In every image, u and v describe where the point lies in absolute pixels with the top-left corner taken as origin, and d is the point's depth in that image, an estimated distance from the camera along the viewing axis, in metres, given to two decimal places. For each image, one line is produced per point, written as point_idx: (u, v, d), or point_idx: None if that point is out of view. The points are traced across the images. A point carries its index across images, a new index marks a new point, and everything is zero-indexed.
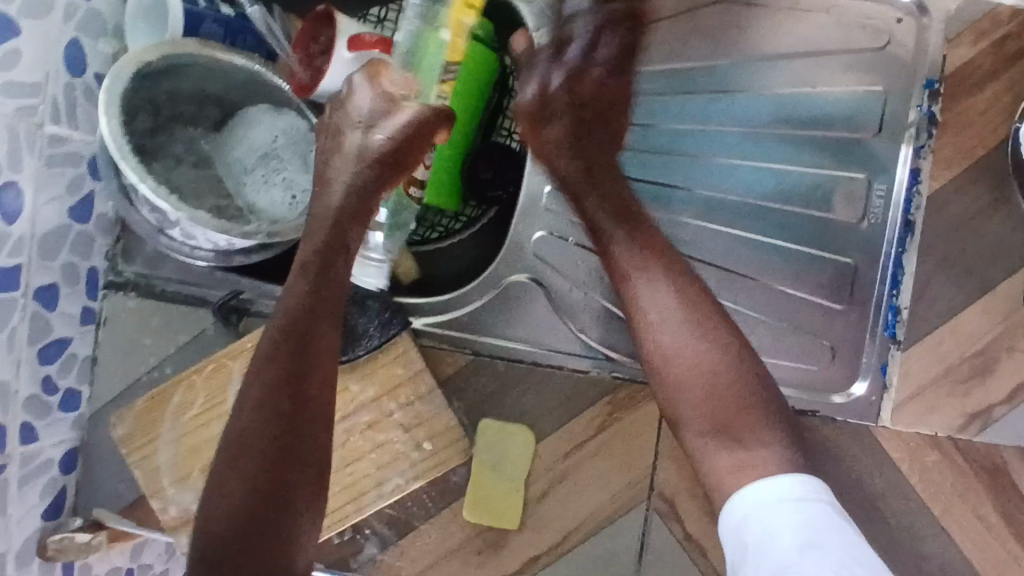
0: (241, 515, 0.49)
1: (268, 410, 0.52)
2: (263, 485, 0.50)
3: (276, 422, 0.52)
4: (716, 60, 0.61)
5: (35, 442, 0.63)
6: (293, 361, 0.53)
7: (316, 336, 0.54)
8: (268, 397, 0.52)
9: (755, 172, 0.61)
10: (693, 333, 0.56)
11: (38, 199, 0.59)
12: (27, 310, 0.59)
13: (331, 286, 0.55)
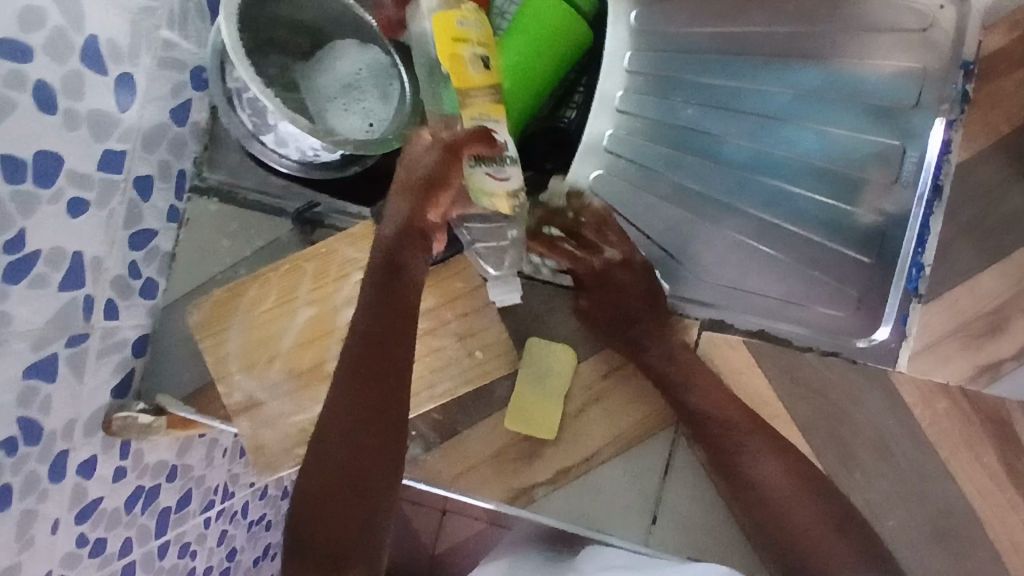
0: (313, 497, 0.55)
1: (351, 415, 0.56)
2: (337, 478, 0.55)
3: (354, 422, 0.56)
4: (773, 26, 0.67)
5: (115, 320, 0.68)
6: (366, 364, 0.56)
7: (387, 338, 0.57)
8: (345, 412, 0.56)
9: (793, 135, 0.68)
10: (807, 491, 0.58)
11: (147, 94, 0.65)
12: (124, 195, 0.65)
13: (402, 302, 0.58)
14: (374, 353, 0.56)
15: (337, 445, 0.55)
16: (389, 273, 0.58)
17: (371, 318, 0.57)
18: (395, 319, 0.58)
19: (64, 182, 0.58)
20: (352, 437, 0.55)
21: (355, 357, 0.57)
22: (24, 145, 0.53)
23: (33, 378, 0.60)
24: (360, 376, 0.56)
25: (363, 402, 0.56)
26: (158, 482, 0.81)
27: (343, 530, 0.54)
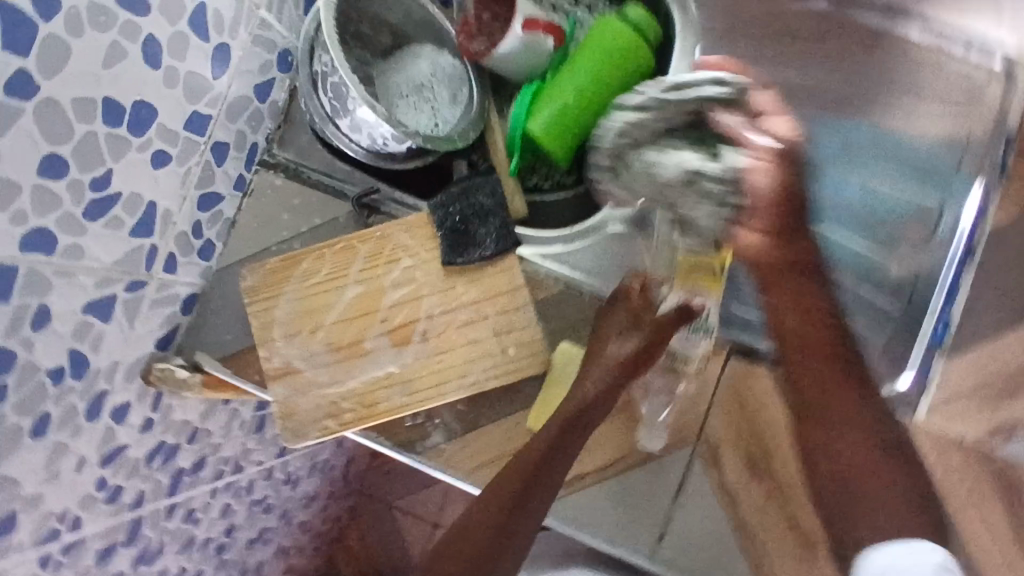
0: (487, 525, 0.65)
1: (499, 530, 0.65)
2: (502, 514, 0.64)
3: (508, 509, 0.64)
4: (829, 80, 0.73)
5: (173, 274, 0.71)
6: (547, 468, 0.64)
7: (548, 488, 0.65)
8: (533, 467, 0.64)
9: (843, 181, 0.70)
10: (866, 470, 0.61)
11: (239, 66, 0.69)
12: (202, 157, 0.69)
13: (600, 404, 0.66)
14: (538, 491, 0.64)
15: (464, 543, 0.66)
16: (568, 438, 0.65)
17: (540, 467, 0.64)
18: (557, 468, 0.65)
19: (153, 134, 0.62)
20: (489, 544, 0.65)
21: (517, 493, 0.64)
22: (125, 93, 0.58)
23: (91, 313, 0.63)
24: (514, 505, 0.64)
25: (510, 524, 0.64)
26: (179, 442, 0.83)
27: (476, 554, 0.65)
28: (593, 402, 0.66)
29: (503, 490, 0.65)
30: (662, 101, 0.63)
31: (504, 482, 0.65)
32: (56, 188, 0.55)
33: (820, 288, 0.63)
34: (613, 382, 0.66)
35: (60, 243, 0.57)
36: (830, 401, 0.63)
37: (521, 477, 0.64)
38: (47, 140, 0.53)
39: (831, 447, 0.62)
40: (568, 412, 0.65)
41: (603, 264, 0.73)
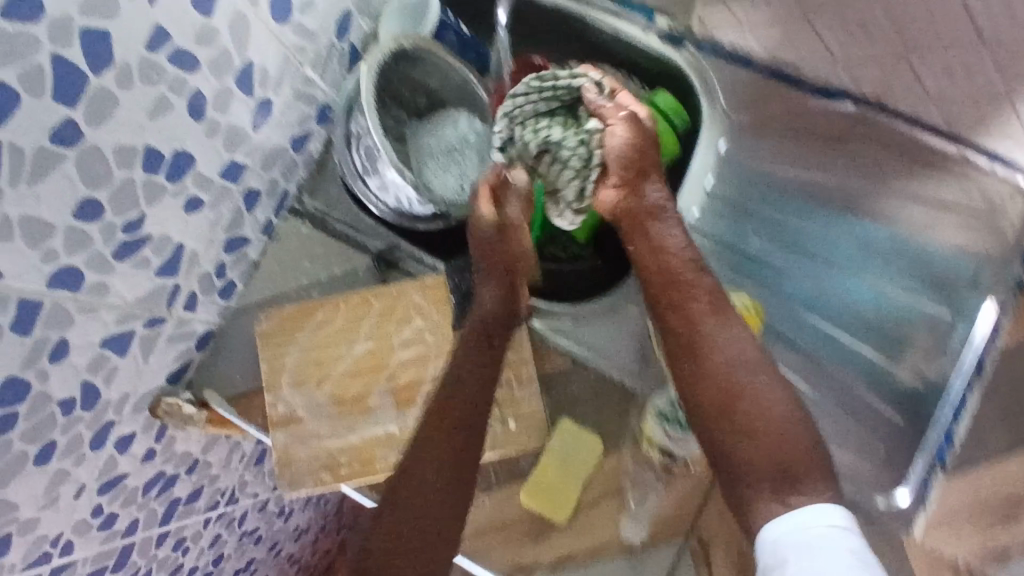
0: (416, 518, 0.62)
1: (413, 526, 0.62)
2: (425, 503, 0.63)
3: (440, 492, 0.63)
4: (850, 181, 0.73)
5: (191, 313, 0.73)
6: (463, 442, 0.64)
7: (451, 477, 0.63)
8: (451, 444, 0.64)
9: (852, 285, 0.72)
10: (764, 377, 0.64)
11: (279, 119, 0.72)
12: (233, 202, 0.71)
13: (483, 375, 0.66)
14: (441, 483, 0.63)
15: (382, 548, 0.61)
16: (432, 422, 0.64)
17: (423, 457, 0.63)
18: (456, 454, 0.64)
19: (189, 180, 0.64)
20: (424, 540, 0.62)
21: (427, 488, 0.63)
22: (167, 141, 0.60)
23: (108, 347, 0.65)
24: (424, 499, 0.63)
25: (424, 519, 0.62)
26: (178, 472, 0.84)
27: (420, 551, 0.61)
28: (453, 383, 0.65)
29: (403, 484, 0.63)
30: (540, 86, 0.70)
31: (404, 475, 0.64)
32: (89, 229, 0.57)
33: (672, 236, 0.68)
34: (468, 360, 0.67)
35: (87, 280, 0.59)
36: (695, 345, 0.65)
37: (418, 471, 0.63)
38: (86, 185, 0.55)
39: (731, 414, 0.64)
40: (438, 400, 0.65)
41: (613, 342, 0.73)
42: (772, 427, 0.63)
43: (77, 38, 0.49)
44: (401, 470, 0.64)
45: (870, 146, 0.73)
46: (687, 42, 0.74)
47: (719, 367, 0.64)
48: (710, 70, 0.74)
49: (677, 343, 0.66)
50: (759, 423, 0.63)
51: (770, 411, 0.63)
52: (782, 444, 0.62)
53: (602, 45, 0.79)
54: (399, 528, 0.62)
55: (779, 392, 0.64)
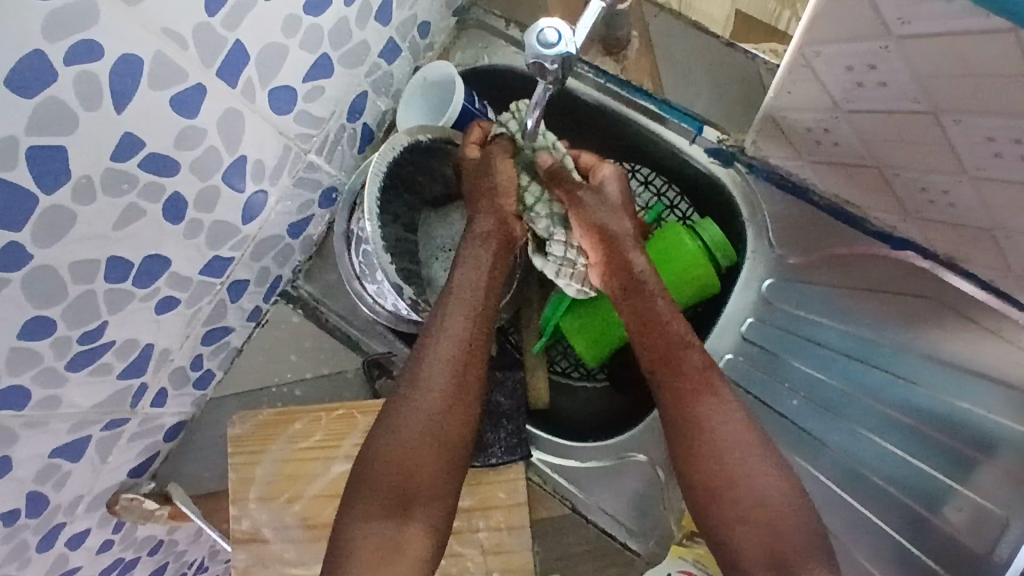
0: (388, 475, 0.57)
1: (418, 462, 0.58)
2: (394, 462, 0.58)
3: (415, 438, 0.58)
4: (899, 343, 0.62)
5: (160, 408, 0.67)
6: (440, 394, 0.60)
7: (459, 407, 0.60)
8: (430, 393, 0.60)
9: (885, 457, 0.62)
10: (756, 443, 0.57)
11: (276, 207, 0.65)
12: (216, 296, 0.65)
13: (452, 356, 0.61)
14: (448, 414, 0.59)
15: (383, 484, 0.57)
16: (440, 355, 0.60)
17: (429, 388, 0.60)
18: (462, 386, 0.60)
19: (163, 283, 0.58)
20: (393, 484, 0.57)
21: (431, 422, 0.59)
22: (137, 249, 0.53)
23: (59, 455, 0.59)
24: (434, 427, 0.59)
25: (432, 449, 0.58)
26: (138, 554, 0.78)
27: (384, 498, 0.57)
28: (454, 323, 0.61)
29: (403, 418, 0.59)
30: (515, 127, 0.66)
31: (406, 407, 0.59)
32: (38, 347, 0.51)
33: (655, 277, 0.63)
34: (475, 298, 0.62)
35: (35, 395, 0.53)
36: (685, 421, 0.58)
37: (422, 403, 0.59)
38: (36, 304, 0.48)
39: (715, 464, 0.57)
40: (438, 338, 0.61)
41: (618, 492, 0.66)
42: (758, 505, 0.55)
43: (22, 158, 0.42)
44: (400, 401, 0.60)
45: (941, 305, 0.61)
46: (738, 163, 0.67)
47: (706, 441, 0.57)
48: (760, 198, 0.67)
49: (670, 420, 0.59)
50: (751, 504, 0.56)
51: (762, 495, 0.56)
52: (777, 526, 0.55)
53: (642, 148, 0.72)
54: (406, 461, 0.58)
55: (774, 471, 0.57)
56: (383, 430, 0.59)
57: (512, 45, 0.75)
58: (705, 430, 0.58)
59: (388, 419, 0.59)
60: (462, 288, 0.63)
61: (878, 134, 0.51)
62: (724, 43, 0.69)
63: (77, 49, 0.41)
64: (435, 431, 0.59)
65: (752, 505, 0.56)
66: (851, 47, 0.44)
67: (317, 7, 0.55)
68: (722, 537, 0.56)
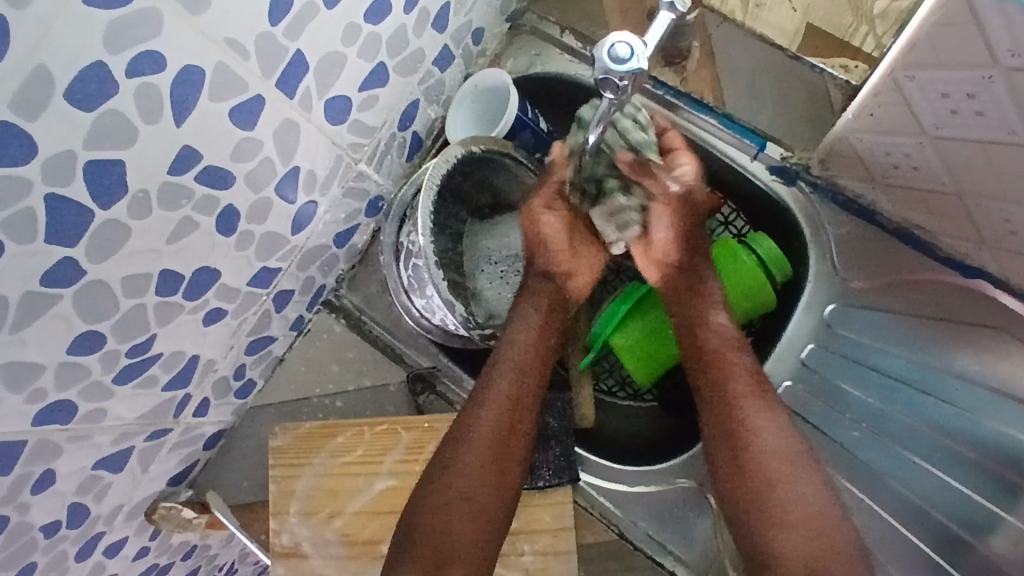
0: (430, 530, 0.56)
1: (460, 524, 0.56)
2: (438, 515, 0.56)
3: (463, 490, 0.57)
4: (962, 374, 0.59)
5: (202, 417, 0.66)
6: (491, 449, 0.59)
7: (501, 473, 0.59)
8: (480, 446, 0.59)
9: (949, 495, 0.59)
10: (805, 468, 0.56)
11: (324, 217, 0.63)
12: (262, 306, 0.63)
13: (506, 408, 0.60)
14: (489, 480, 0.58)
15: (423, 545, 0.55)
16: (491, 405, 0.60)
17: (473, 450, 0.58)
18: (505, 452, 0.59)
19: (212, 295, 0.56)
20: (435, 538, 0.56)
21: (479, 474, 0.58)
22: (187, 262, 0.52)
23: (102, 467, 0.58)
24: (474, 490, 0.58)
25: (473, 516, 0.57)
26: (172, 561, 0.77)
27: (426, 552, 0.55)
28: (500, 390, 0.61)
29: (444, 477, 0.58)
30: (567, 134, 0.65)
31: (451, 463, 0.58)
32: (86, 362, 0.50)
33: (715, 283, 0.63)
34: (524, 364, 0.62)
35: (81, 410, 0.52)
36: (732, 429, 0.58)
37: (466, 466, 0.58)
38: (86, 320, 0.47)
39: (762, 467, 0.56)
40: (484, 401, 0.61)
41: (666, 519, 0.64)
42: (804, 513, 0.54)
43: (79, 174, 0.40)
44: (442, 461, 0.59)
45: (991, 329, 0.58)
46: (802, 182, 0.65)
47: (755, 453, 0.56)
48: (824, 220, 0.65)
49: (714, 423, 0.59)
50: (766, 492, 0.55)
51: (789, 482, 0.55)
52: (796, 516, 0.54)
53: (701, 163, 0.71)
54: (447, 513, 0.57)
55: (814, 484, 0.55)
56: (429, 482, 0.58)
57: (566, 52, 0.73)
58: (754, 464, 0.56)
59: (435, 469, 0.58)
60: (518, 331, 0.63)
61: (964, 163, 0.48)
62: (790, 55, 0.67)
63: (139, 61, 0.40)
64: (480, 485, 0.58)
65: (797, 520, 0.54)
66: (951, 74, 0.43)
67: (377, 15, 0.54)
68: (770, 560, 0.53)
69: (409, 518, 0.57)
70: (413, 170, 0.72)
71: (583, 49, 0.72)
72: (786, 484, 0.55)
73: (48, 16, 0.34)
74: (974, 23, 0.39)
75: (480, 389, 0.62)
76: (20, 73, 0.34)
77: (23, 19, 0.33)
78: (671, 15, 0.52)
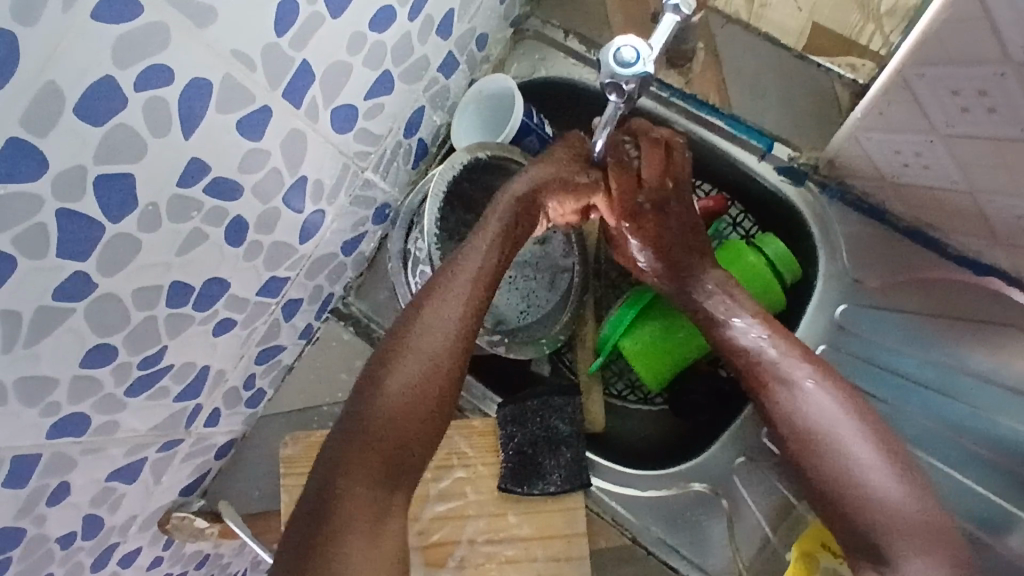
0: (380, 438, 0.54)
1: (412, 427, 0.55)
2: (391, 423, 0.54)
3: (421, 392, 0.55)
4: (973, 371, 0.58)
5: (213, 427, 0.66)
6: (450, 350, 0.57)
7: (444, 386, 0.56)
8: (440, 346, 0.57)
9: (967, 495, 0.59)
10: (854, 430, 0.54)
11: (332, 226, 0.63)
12: (270, 316, 0.63)
13: (471, 308, 0.58)
14: (434, 391, 0.56)
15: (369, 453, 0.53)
16: (454, 303, 0.58)
17: (432, 348, 0.56)
18: (449, 364, 0.57)
19: (221, 306, 0.56)
20: (389, 442, 0.54)
21: (437, 373, 0.56)
22: (197, 273, 0.52)
23: (115, 479, 0.58)
24: (419, 403, 0.55)
25: (419, 426, 0.55)
26: (185, 570, 0.77)
27: (378, 458, 0.53)
28: (452, 304, 0.58)
29: (386, 392, 0.55)
30: None
31: (407, 363, 0.56)
32: (99, 375, 0.50)
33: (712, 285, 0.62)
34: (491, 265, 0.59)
35: (94, 422, 0.52)
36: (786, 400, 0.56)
37: (416, 374, 0.55)
38: (98, 333, 0.47)
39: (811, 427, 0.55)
40: (432, 318, 0.57)
41: (679, 522, 0.64)
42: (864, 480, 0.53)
43: (89, 190, 0.41)
44: (386, 373, 0.56)
45: (1007, 327, 0.58)
46: (810, 182, 0.65)
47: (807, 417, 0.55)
48: (832, 220, 0.64)
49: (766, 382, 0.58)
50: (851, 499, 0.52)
51: (858, 470, 0.53)
52: (876, 513, 0.51)
53: (707, 165, 0.70)
54: (402, 418, 0.55)
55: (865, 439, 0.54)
56: (380, 384, 0.55)
57: (569, 56, 0.72)
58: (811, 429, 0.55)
59: (390, 371, 0.55)
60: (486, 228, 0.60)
61: (975, 161, 0.48)
62: (795, 55, 0.67)
63: (147, 73, 0.40)
64: (437, 388, 0.56)
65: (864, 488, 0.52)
66: (960, 71, 0.43)
67: (381, 24, 0.54)
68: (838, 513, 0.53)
69: (356, 422, 0.54)
70: (419, 177, 0.72)
71: (586, 53, 0.72)
72: (866, 483, 0.52)
73: (57, 31, 0.34)
74: (984, 18, 0.39)
75: (442, 286, 0.58)
76: (30, 91, 0.35)
77: (33, 36, 0.33)
78: (676, 18, 0.52)
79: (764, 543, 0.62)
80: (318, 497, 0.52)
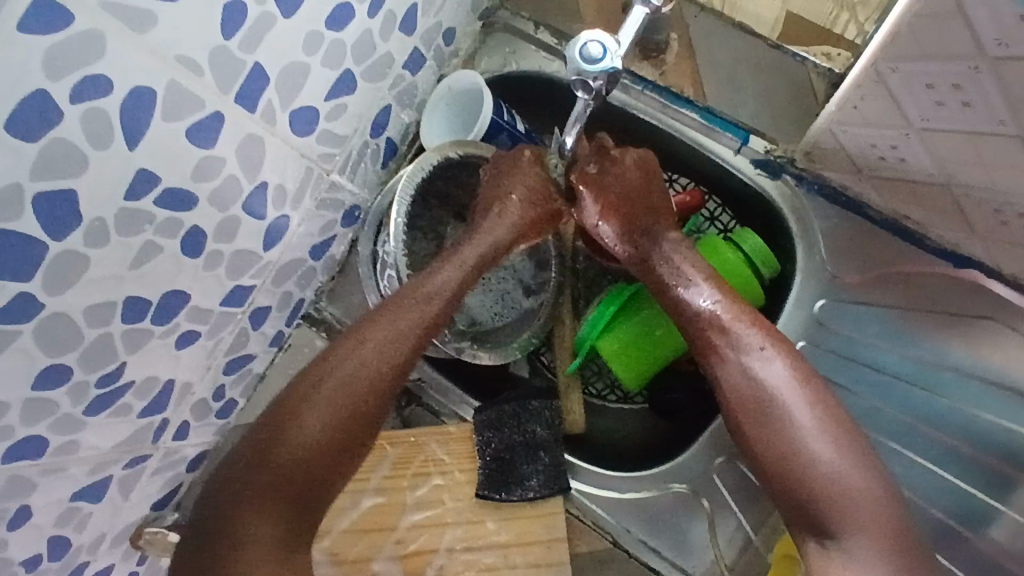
0: (292, 469, 0.53)
1: (324, 459, 0.54)
2: (307, 455, 0.53)
3: (340, 424, 0.54)
4: (954, 367, 0.58)
5: (182, 440, 0.65)
6: (374, 382, 0.56)
7: (361, 427, 0.55)
8: (361, 380, 0.55)
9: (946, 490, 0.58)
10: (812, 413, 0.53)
11: (298, 230, 0.61)
12: (237, 325, 0.62)
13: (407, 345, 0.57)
14: (352, 425, 0.55)
15: (283, 487, 0.53)
16: (381, 335, 0.56)
17: (353, 379, 0.55)
18: (368, 404, 0.55)
19: (183, 318, 0.55)
20: (299, 474, 0.53)
21: (360, 405, 0.55)
22: (153, 287, 0.50)
23: (80, 498, 0.56)
24: (333, 439, 0.54)
25: (331, 457, 0.54)
26: None
27: (286, 487, 0.53)
28: (384, 338, 0.56)
29: (302, 424, 0.54)
30: None
31: (328, 395, 0.54)
32: (55, 395, 0.48)
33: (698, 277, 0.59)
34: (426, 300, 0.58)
35: (53, 443, 0.50)
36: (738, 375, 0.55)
37: (337, 405, 0.54)
38: (49, 353, 0.45)
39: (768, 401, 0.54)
40: (360, 351, 0.56)
41: (660, 524, 0.63)
42: (820, 461, 0.52)
43: (29, 207, 0.38)
44: (304, 402, 0.54)
45: (989, 320, 0.57)
46: (787, 175, 0.64)
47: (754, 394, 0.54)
48: (809, 212, 0.63)
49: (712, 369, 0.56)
50: (813, 486, 0.52)
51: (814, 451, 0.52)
52: (841, 506, 0.51)
53: (683, 158, 0.69)
54: (314, 449, 0.54)
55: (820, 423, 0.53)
56: (294, 414, 0.54)
57: (541, 49, 0.71)
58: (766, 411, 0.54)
59: (309, 400, 0.54)
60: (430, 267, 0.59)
61: (953, 155, 0.47)
62: (771, 45, 0.66)
63: (84, 85, 0.37)
64: (358, 420, 0.55)
65: (816, 482, 0.52)
66: (937, 64, 0.41)
67: (339, 21, 0.52)
68: (794, 504, 0.52)
69: (268, 449, 0.53)
70: (389, 177, 0.70)
71: (558, 46, 0.70)
72: (829, 470, 0.52)
73: None
74: (959, 12, 0.37)
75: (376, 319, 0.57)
76: None
77: None
78: (646, 10, 0.50)
79: (746, 542, 0.62)
80: (217, 522, 0.52)
